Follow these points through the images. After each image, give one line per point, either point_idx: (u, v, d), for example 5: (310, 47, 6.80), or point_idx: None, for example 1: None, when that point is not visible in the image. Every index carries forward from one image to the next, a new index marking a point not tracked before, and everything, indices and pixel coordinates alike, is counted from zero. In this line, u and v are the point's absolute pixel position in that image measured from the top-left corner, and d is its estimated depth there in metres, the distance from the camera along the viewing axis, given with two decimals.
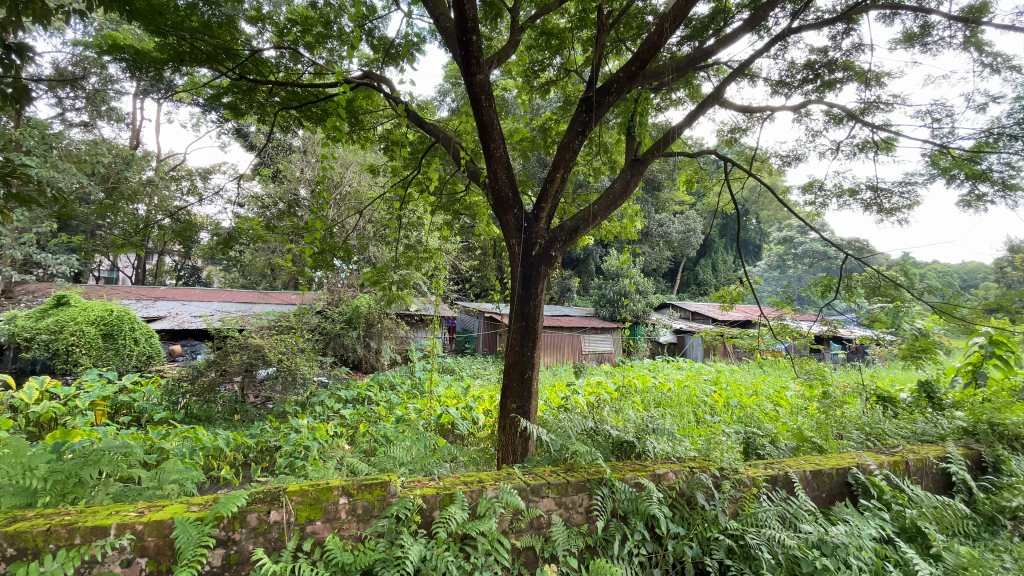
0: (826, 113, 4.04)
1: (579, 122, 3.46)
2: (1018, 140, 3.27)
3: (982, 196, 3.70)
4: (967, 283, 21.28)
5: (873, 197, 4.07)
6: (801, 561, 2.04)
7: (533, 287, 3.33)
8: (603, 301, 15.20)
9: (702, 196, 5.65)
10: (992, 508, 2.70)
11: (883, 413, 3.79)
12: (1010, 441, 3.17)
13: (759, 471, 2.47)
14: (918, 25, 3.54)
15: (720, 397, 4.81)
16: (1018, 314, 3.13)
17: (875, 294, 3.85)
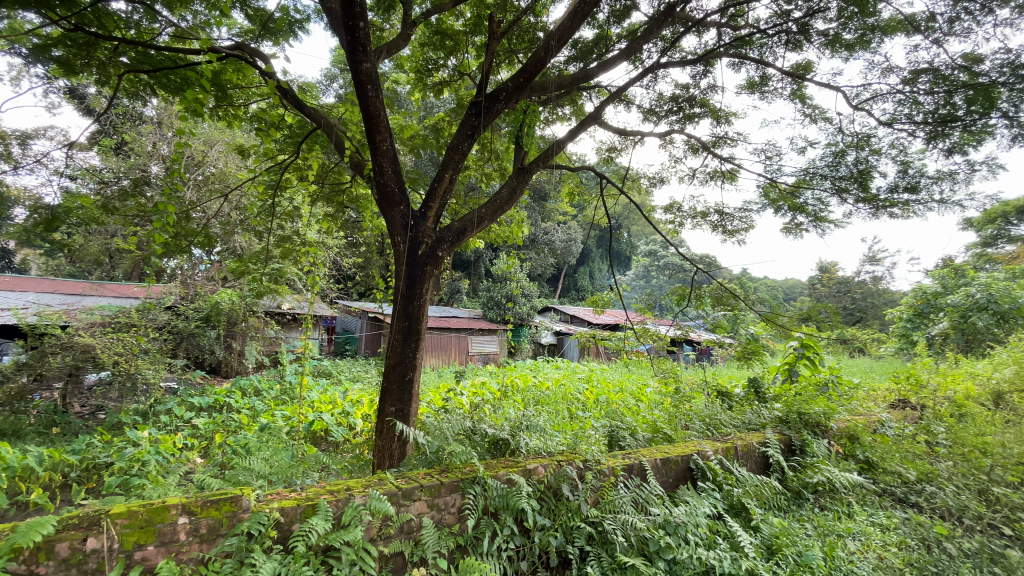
0: (686, 142, 4.56)
1: (468, 125, 3.49)
2: (826, 180, 4.02)
3: (799, 225, 4.47)
4: (787, 296, 25.66)
5: (719, 220, 4.70)
6: (649, 541, 2.29)
7: (417, 287, 3.27)
8: (490, 303, 15.57)
9: (582, 208, 6.04)
10: (798, 484, 3.28)
11: (721, 405, 4.38)
12: (811, 427, 3.86)
13: (618, 461, 2.71)
14: (759, 75, 4.18)
15: (591, 394, 5.17)
16: (821, 323, 3.84)
17: (719, 303, 4.46)
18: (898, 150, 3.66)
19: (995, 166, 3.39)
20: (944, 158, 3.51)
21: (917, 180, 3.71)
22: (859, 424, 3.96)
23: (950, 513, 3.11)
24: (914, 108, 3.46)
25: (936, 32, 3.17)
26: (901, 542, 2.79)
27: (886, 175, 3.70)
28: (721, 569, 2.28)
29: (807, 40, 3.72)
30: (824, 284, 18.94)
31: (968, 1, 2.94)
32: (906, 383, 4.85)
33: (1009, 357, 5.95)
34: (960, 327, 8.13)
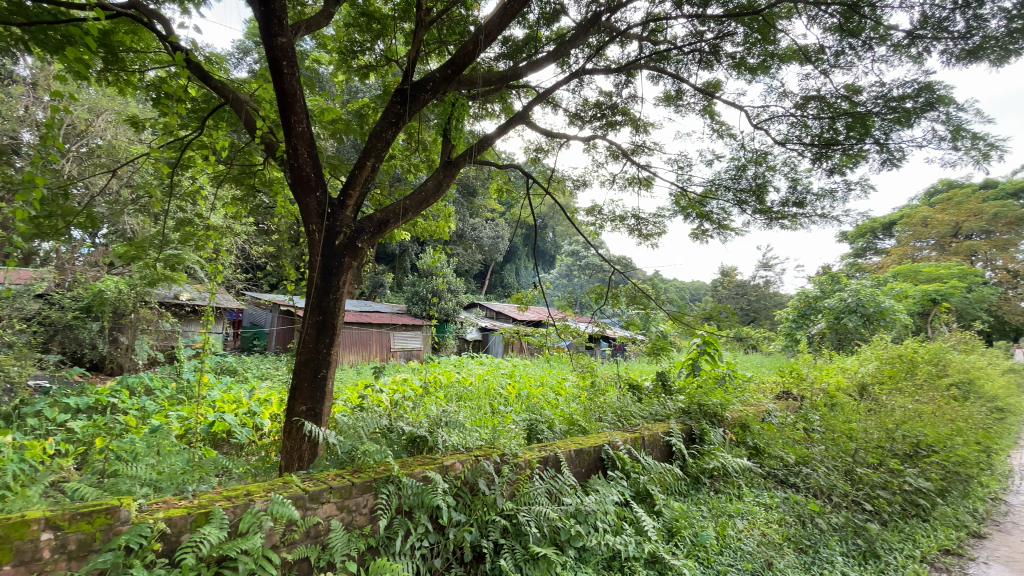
0: (607, 148, 4.75)
1: (393, 113, 3.37)
2: (729, 192, 4.37)
3: (706, 232, 4.83)
4: (693, 297, 27.83)
5: (636, 224, 4.95)
6: (561, 530, 2.38)
7: (333, 280, 3.11)
8: (414, 298, 15.31)
9: (509, 205, 6.10)
10: (697, 470, 3.56)
11: (632, 398, 4.63)
12: (709, 417, 4.19)
13: (534, 454, 2.77)
14: (674, 89, 4.45)
15: (513, 389, 5.24)
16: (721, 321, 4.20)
17: (633, 302, 4.70)
18: (789, 168, 4.07)
19: (865, 186, 3.88)
20: (826, 178, 3.96)
21: (804, 196, 4.16)
22: (750, 414, 4.35)
23: (821, 490, 3.54)
24: (804, 131, 3.87)
25: (824, 63, 3.57)
26: (781, 519, 3.14)
27: (779, 190, 4.11)
28: (626, 553, 2.42)
29: (717, 60, 4.02)
30: (726, 286, 20.72)
31: (851, 38, 3.34)
32: (790, 377, 5.43)
33: (870, 354, 6.88)
34: (835, 327, 9.27)
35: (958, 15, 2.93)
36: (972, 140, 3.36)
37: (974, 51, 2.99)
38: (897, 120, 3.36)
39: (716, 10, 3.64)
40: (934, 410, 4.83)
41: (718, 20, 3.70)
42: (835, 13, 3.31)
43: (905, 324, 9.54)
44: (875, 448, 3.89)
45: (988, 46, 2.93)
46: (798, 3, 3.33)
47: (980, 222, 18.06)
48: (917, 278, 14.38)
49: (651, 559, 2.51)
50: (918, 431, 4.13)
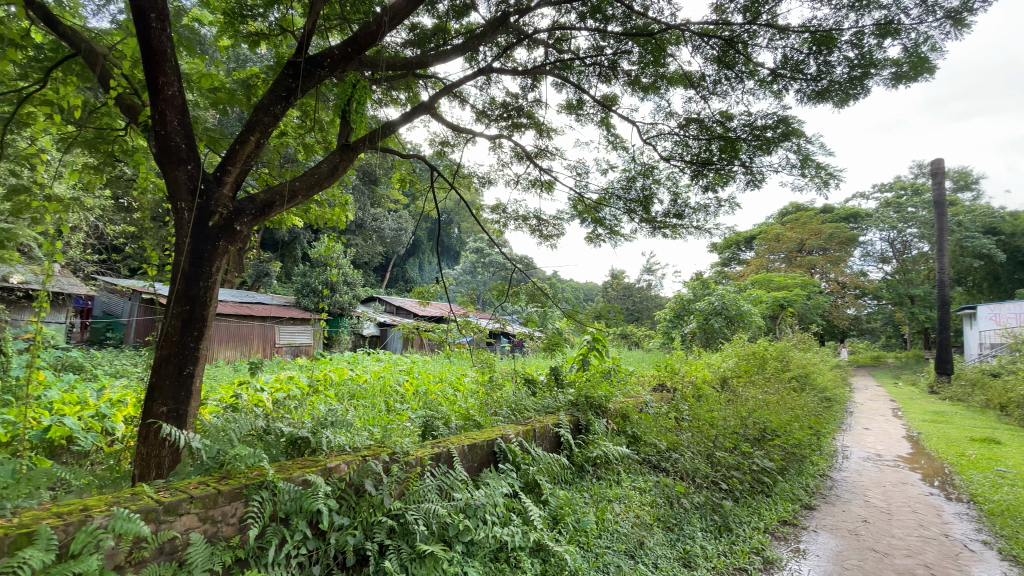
0: (512, 149, 4.81)
1: (283, 87, 3.09)
2: (620, 200, 4.67)
3: (599, 236, 5.13)
4: (586, 297, 29.53)
5: (537, 225, 5.09)
6: (449, 526, 2.37)
7: (205, 265, 2.79)
8: (305, 290, 14.34)
9: (412, 197, 5.93)
10: (582, 459, 3.76)
11: (527, 392, 4.77)
12: (595, 408, 4.44)
13: (426, 451, 2.74)
14: (576, 99, 4.64)
15: (411, 385, 5.12)
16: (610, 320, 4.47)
17: (532, 300, 4.84)
18: (672, 183, 4.46)
19: (732, 204, 4.39)
20: (702, 194, 4.41)
21: (683, 209, 4.59)
22: (630, 404, 4.63)
23: (687, 473, 3.94)
24: (685, 150, 4.26)
25: (704, 90, 3.95)
26: (653, 501, 3.43)
27: (663, 202, 4.49)
28: (512, 544, 2.49)
29: (615, 76, 4.27)
30: (616, 288, 22.23)
31: (727, 70, 3.74)
32: (665, 370, 5.97)
33: (731, 351, 7.82)
34: (703, 327, 10.41)
35: (810, 61, 3.42)
36: (815, 169, 3.94)
37: (821, 93, 3.52)
38: (759, 147, 3.84)
39: (615, 28, 3.86)
40: (778, 399, 5.62)
41: (616, 38, 3.93)
42: (715, 45, 3.68)
43: (759, 326, 11.01)
44: (731, 434, 4.42)
45: (833, 90, 3.47)
46: (685, 33, 3.65)
47: (818, 240, 21.41)
48: (769, 287, 16.64)
49: (536, 547, 2.61)
50: (765, 418, 4.78)
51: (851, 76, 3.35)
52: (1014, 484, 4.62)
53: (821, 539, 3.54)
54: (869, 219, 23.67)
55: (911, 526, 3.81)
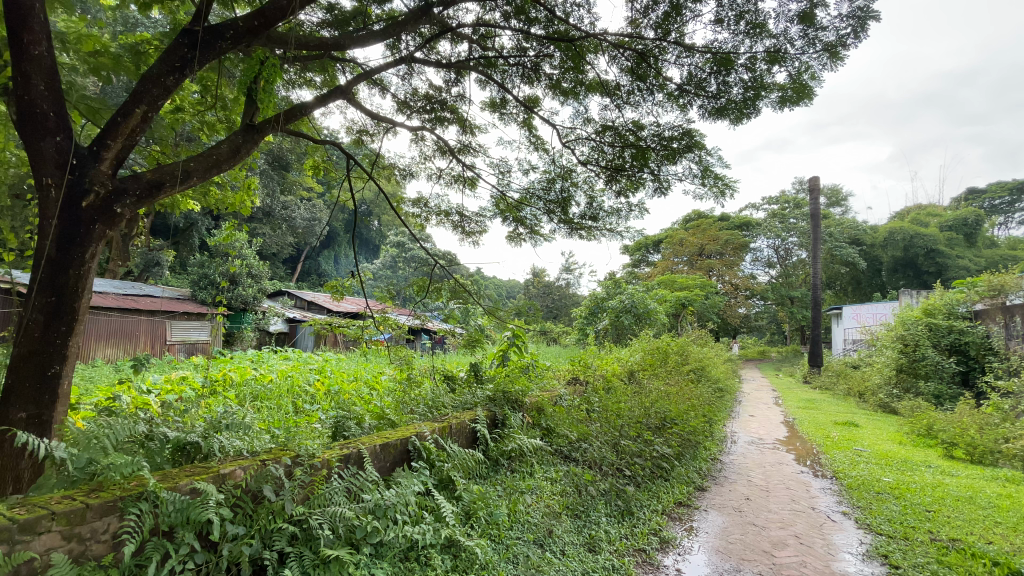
0: (434, 143, 4.72)
1: (176, 57, 2.76)
2: (540, 201, 4.77)
3: (520, 235, 5.21)
4: (507, 294, 29.99)
5: (459, 221, 5.05)
6: (357, 529, 2.28)
7: (77, 251, 2.43)
8: (204, 282, 13.10)
9: (327, 185, 5.62)
10: (497, 453, 3.80)
11: (445, 389, 4.71)
12: (511, 402, 4.49)
13: (333, 452, 2.62)
14: (499, 97, 4.66)
15: (322, 385, 4.86)
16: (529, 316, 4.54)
17: (453, 297, 4.79)
18: (588, 186, 4.63)
19: (642, 209, 4.66)
20: (615, 198, 4.64)
21: (597, 212, 4.80)
22: (545, 398, 4.75)
23: (595, 462, 4.13)
24: (601, 156, 4.43)
25: (619, 99, 4.16)
26: (563, 490, 3.56)
27: (580, 205, 4.65)
28: (424, 542, 2.45)
29: (538, 78, 4.34)
30: (535, 285, 22.76)
31: (640, 82, 3.96)
32: (579, 365, 6.20)
33: (639, 346, 8.33)
34: (615, 324, 11.02)
35: (712, 79, 3.71)
36: (714, 179, 4.30)
37: (720, 110, 3.85)
38: (666, 156, 4.11)
39: (538, 30, 3.91)
40: (678, 391, 6.08)
41: (538, 41, 3.99)
42: (629, 57, 3.86)
43: (664, 323, 11.87)
44: (635, 423, 4.69)
45: (729, 108, 3.80)
46: (602, 42, 3.79)
47: (716, 245, 23.47)
48: (674, 287, 17.96)
49: (447, 543, 2.60)
50: (666, 408, 5.14)
51: (745, 96, 3.69)
52: (866, 460, 5.38)
53: (711, 518, 3.88)
54: (759, 227, 26.33)
55: (786, 501, 4.30)
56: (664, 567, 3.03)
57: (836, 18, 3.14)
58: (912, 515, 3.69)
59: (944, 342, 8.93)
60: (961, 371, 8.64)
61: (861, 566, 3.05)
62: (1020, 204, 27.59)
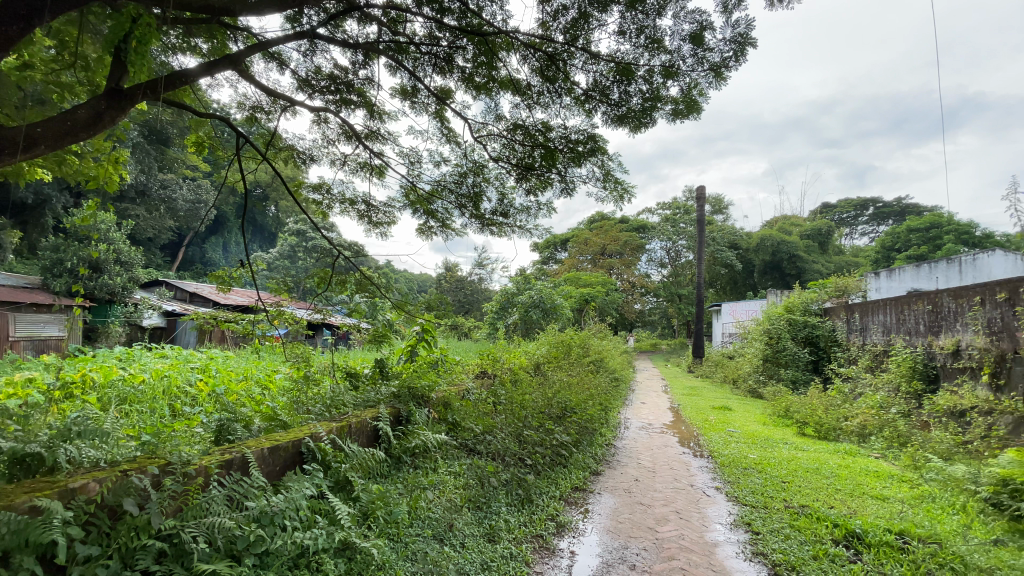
0: (339, 126, 4.45)
1: (20, 4, 2.25)
2: (450, 195, 4.69)
3: (430, 229, 5.12)
4: (417, 288, 29.44)
5: (365, 211, 4.81)
6: (238, 540, 2.10)
7: None
8: (56, 268, 11.22)
9: (213, 164, 5.07)
10: (400, 451, 3.70)
11: (347, 386, 4.49)
12: (417, 398, 4.39)
13: (212, 458, 2.39)
14: (410, 85, 4.49)
15: (205, 384, 4.39)
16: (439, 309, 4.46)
17: (359, 290, 4.57)
18: (499, 183, 4.66)
19: (550, 208, 4.80)
20: (525, 196, 4.73)
21: (508, 209, 4.85)
22: (452, 393, 4.71)
23: (498, 454, 4.18)
24: (512, 154, 4.46)
25: (530, 98, 4.23)
26: (465, 483, 3.57)
27: (491, 201, 4.67)
28: (315, 547, 2.32)
29: (450, 69, 4.27)
30: (446, 279, 22.59)
31: (549, 83, 4.07)
32: (487, 359, 6.23)
33: (545, 340, 8.62)
34: (524, 319, 11.30)
35: (615, 87, 3.90)
36: (615, 183, 4.55)
37: (621, 117, 4.09)
38: (573, 159, 4.28)
39: (451, 21, 3.83)
40: (579, 381, 6.38)
41: (451, 32, 3.91)
42: (540, 58, 3.92)
43: (569, 318, 12.40)
44: (538, 414, 4.83)
45: (629, 117, 4.07)
46: (514, 41, 3.81)
47: (617, 245, 24.99)
48: (578, 283, 18.80)
49: (341, 546, 2.48)
50: (567, 398, 5.36)
51: (644, 106, 3.97)
52: (737, 440, 6.06)
53: (603, 500, 4.13)
54: (655, 230, 28.45)
55: (670, 480, 4.71)
56: (559, 550, 3.17)
57: (721, 41, 3.47)
58: (772, 486, 4.22)
59: (801, 335, 10.31)
60: (813, 360, 10.06)
61: (729, 534, 3.42)
62: (860, 219, 32.73)
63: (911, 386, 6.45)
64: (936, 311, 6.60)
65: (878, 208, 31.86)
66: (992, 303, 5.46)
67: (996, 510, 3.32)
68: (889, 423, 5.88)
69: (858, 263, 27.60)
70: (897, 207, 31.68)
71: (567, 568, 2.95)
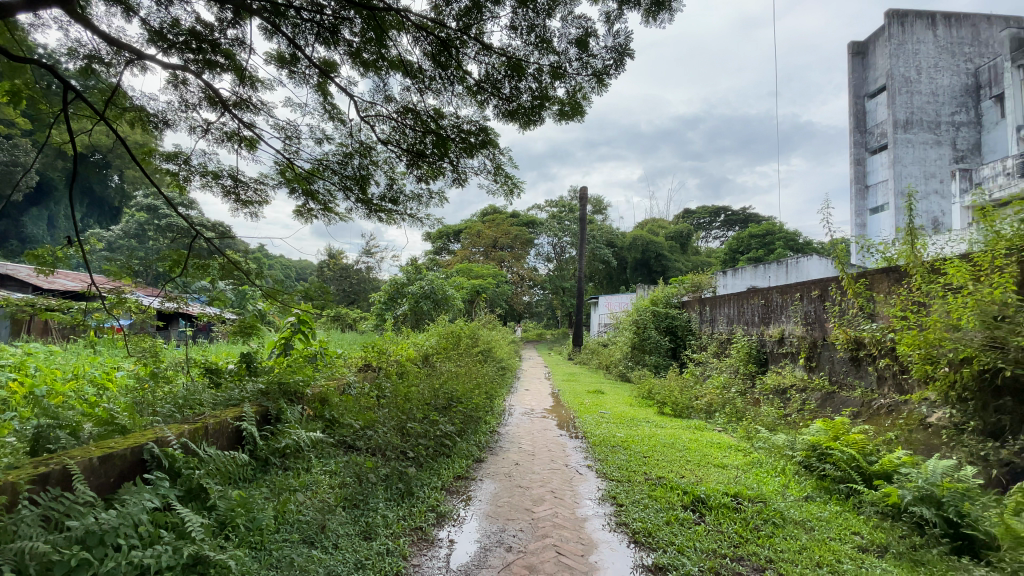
0: (201, 90, 3.89)
1: None
2: (334, 176, 4.36)
3: (311, 211, 4.74)
4: (297, 276, 27.31)
5: (233, 187, 4.28)
6: (55, 566, 1.76)
7: None
8: None
9: (29, 119, 4.15)
10: (266, 452, 3.40)
11: (206, 384, 4.00)
12: (289, 395, 4.05)
13: (21, 474, 1.98)
14: (289, 52, 4.07)
15: (17, 386, 3.61)
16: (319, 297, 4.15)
17: (224, 276, 4.08)
18: (389, 167, 4.46)
19: (442, 197, 4.73)
20: (416, 183, 4.58)
21: (398, 195, 4.68)
22: (330, 387, 4.44)
23: (379, 449, 4.03)
24: (402, 138, 4.26)
25: (421, 82, 4.09)
26: (342, 481, 3.40)
27: (378, 185, 4.45)
28: (157, 566, 2.02)
29: (335, 41, 3.96)
30: (329, 267, 21.28)
31: (441, 70, 3.99)
32: (371, 351, 5.98)
33: (434, 331, 8.52)
34: (414, 310, 11.07)
35: (506, 82, 3.94)
36: (505, 177, 4.62)
37: (511, 112, 4.17)
38: (465, 149, 4.26)
39: None
40: (466, 371, 6.41)
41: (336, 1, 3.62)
42: (432, 42, 3.82)
43: (459, 309, 12.43)
44: (423, 405, 4.75)
45: (519, 112, 4.17)
46: (405, 21, 3.65)
47: (508, 239, 25.59)
48: (469, 274, 18.89)
49: (192, 562, 2.21)
50: (453, 388, 5.35)
51: (532, 104, 4.10)
52: (607, 421, 6.58)
53: (485, 486, 4.22)
54: (543, 225, 29.63)
55: (547, 462, 4.96)
56: (438, 541, 3.17)
57: (604, 49, 3.69)
58: (635, 461, 4.67)
59: (663, 325, 11.49)
60: (672, 347, 11.28)
61: (597, 508, 3.71)
62: (713, 224, 37.35)
63: (747, 368, 7.55)
64: (767, 305, 7.76)
65: (728, 215, 36.58)
66: (808, 299, 6.57)
67: (807, 471, 4.03)
68: (730, 401, 6.82)
69: (711, 262, 31.54)
70: (741, 215, 36.74)
71: (445, 557, 2.96)
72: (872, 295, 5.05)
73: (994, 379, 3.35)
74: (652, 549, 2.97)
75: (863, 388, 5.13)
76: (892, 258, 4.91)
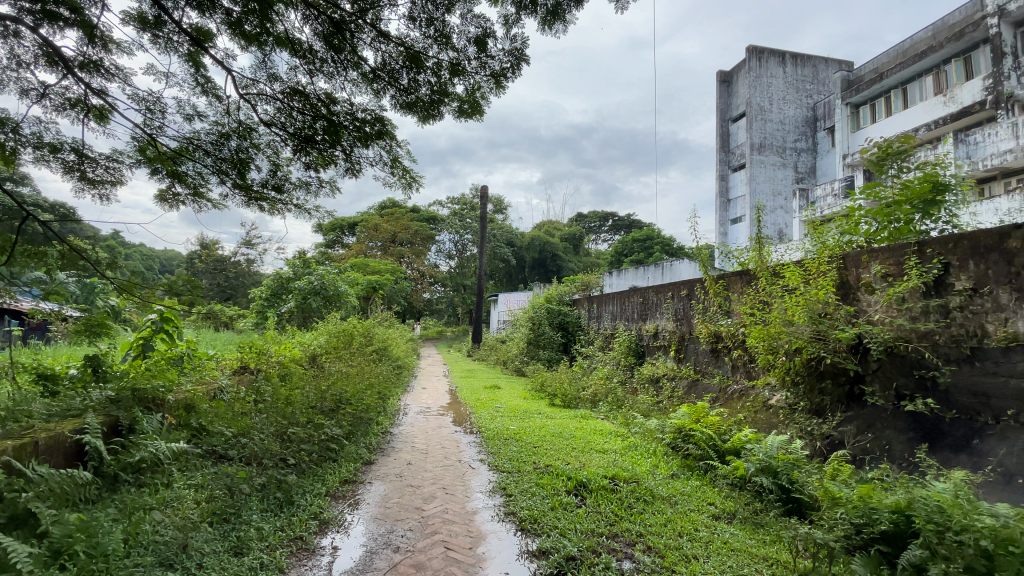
0: (35, 45, 3.25)
1: None
2: (208, 157, 3.91)
3: (176, 196, 4.22)
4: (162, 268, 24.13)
5: (76, 162, 3.65)
6: None
7: None
8: None
9: None
10: (116, 468, 2.96)
11: (37, 393, 3.39)
12: (146, 403, 3.55)
13: None
14: (152, 13, 3.56)
15: None
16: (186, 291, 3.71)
17: (64, 265, 3.48)
18: (272, 152, 4.12)
19: (333, 187, 4.48)
20: (303, 170, 4.29)
21: (283, 182, 4.34)
22: (198, 392, 3.99)
23: (255, 457, 3.71)
24: (288, 121, 3.94)
25: (312, 64, 3.83)
26: (210, 495, 3.09)
27: (260, 171, 4.09)
28: None
29: (211, 8, 3.55)
30: (202, 259, 19.10)
31: (334, 53, 3.78)
32: (249, 351, 5.48)
33: (324, 329, 8.03)
34: (301, 306, 10.36)
35: (403, 73, 3.83)
36: (401, 170, 4.51)
37: (409, 105, 4.08)
38: (359, 138, 4.10)
39: None
40: (357, 371, 6.14)
41: None
42: (324, 23, 3.61)
43: (352, 305, 11.86)
44: (307, 408, 4.47)
45: (417, 105, 4.10)
46: None
47: (407, 234, 24.97)
48: (365, 270, 18.13)
49: None
50: (341, 389, 5.09)
51: (431, 98, 4.05)
52: (500, 415, 6.72)
53: (374, 488, 4.10)
54: (444, 222, 29.38)
55: (440, 459, 4.94)
56: (321, 549, 3.02)
57: (501, 51, 3.77)
58: (525, 452, 4.83)
59: (556, 322, 11.99)
60: (563, 342, 11.84)
61: (487, 500, 3.78)
62: (604, 228, 39.80)
63: (628, 361, 8.18)
64: (645, 303, 8.46)
65: (617, 219, 39.24)
66: (679, 297, 7.28)
67: (674, 451, 4.48)
68: (612, 392, 7.34)
69: (601, 262, 33.59)
70: (628, 220, 39.62)
71: (328, 565, 2.83)
72: (729, 294, 5.74)
73: (819, 366, 4.00)
74: (537, 535, 3.11)
75: (721, 375, 5.81)
76: (746, 262, 5.61)
